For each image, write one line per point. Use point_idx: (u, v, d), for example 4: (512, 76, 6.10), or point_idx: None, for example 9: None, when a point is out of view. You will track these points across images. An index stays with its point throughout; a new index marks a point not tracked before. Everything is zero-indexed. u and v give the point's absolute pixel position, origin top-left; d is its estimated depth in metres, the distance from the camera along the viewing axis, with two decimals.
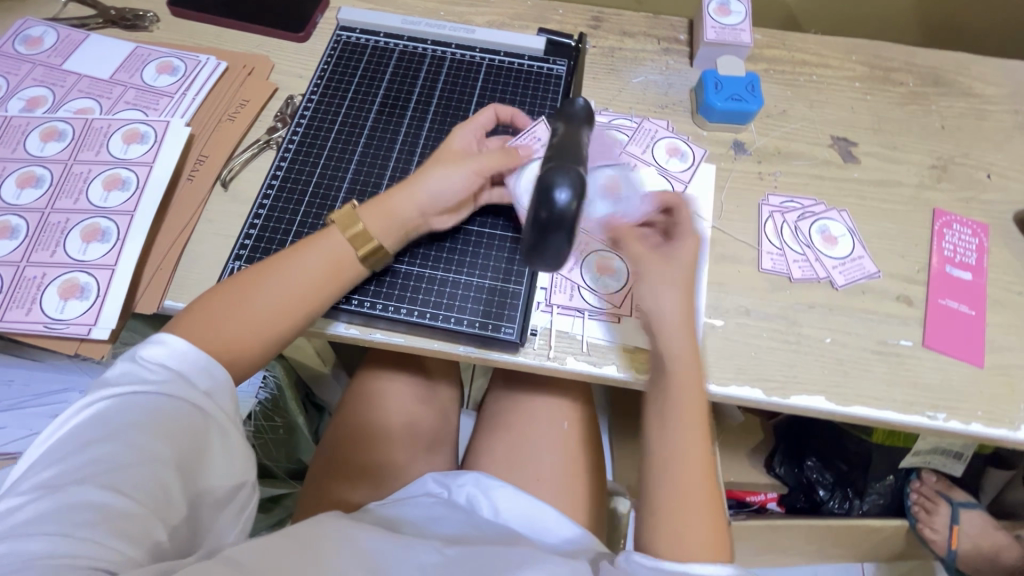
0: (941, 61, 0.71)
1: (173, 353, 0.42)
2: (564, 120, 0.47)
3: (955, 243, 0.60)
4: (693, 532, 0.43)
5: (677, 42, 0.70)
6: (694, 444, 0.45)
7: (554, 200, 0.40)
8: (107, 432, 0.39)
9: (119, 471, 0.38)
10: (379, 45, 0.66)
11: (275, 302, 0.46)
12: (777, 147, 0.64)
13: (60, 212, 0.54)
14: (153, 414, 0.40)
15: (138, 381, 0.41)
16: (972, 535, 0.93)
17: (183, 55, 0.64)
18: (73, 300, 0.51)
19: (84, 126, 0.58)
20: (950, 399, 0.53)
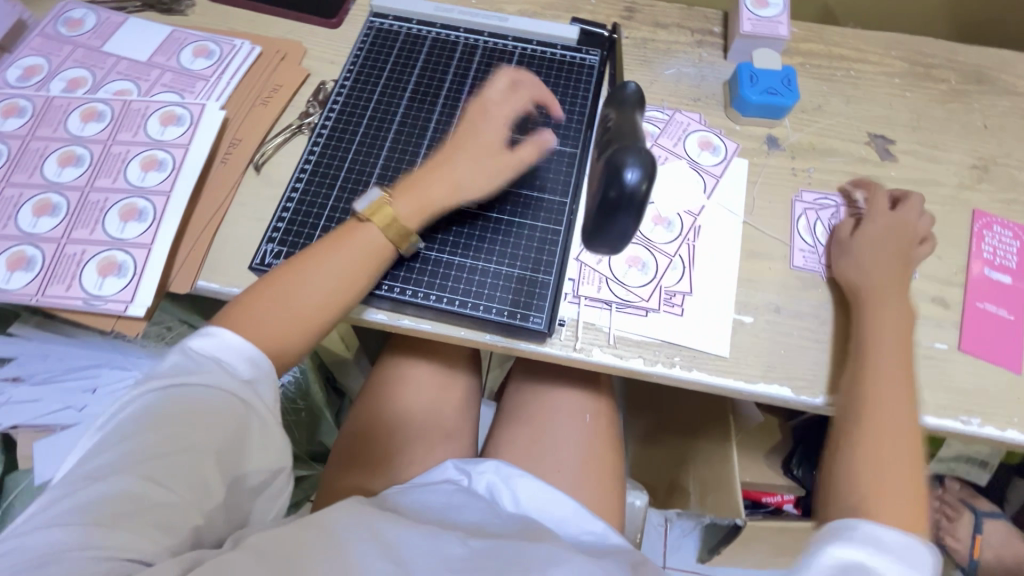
0: (985, 58, 0.69)
1: (217, 345, 0.44)
2: (617, 107, 0.50)
3: (995, 245, 0.58)
4: (888, 500, 0.43)
5: (711, 34, 0.69)
6: (900, 416, 0.46)
7: (624, 179, 0.42)
8: (152, 421, 0.40)
9: (161, 461, 0.39)
10: (411, 32, 0.66)
11: (319, 295, 0.48)
12: (812, 143, 0.63)
13: (99, 190, 0.55)
14: (195, 403, 0.41)
15: (181, 372, 0.42)
16: (996, 545, 0.91)
17: (219, 39, 0.65)
18: (111, 277, 0.52)
19: (122, 108, 0.59)
20: (984, 404, 0.52)
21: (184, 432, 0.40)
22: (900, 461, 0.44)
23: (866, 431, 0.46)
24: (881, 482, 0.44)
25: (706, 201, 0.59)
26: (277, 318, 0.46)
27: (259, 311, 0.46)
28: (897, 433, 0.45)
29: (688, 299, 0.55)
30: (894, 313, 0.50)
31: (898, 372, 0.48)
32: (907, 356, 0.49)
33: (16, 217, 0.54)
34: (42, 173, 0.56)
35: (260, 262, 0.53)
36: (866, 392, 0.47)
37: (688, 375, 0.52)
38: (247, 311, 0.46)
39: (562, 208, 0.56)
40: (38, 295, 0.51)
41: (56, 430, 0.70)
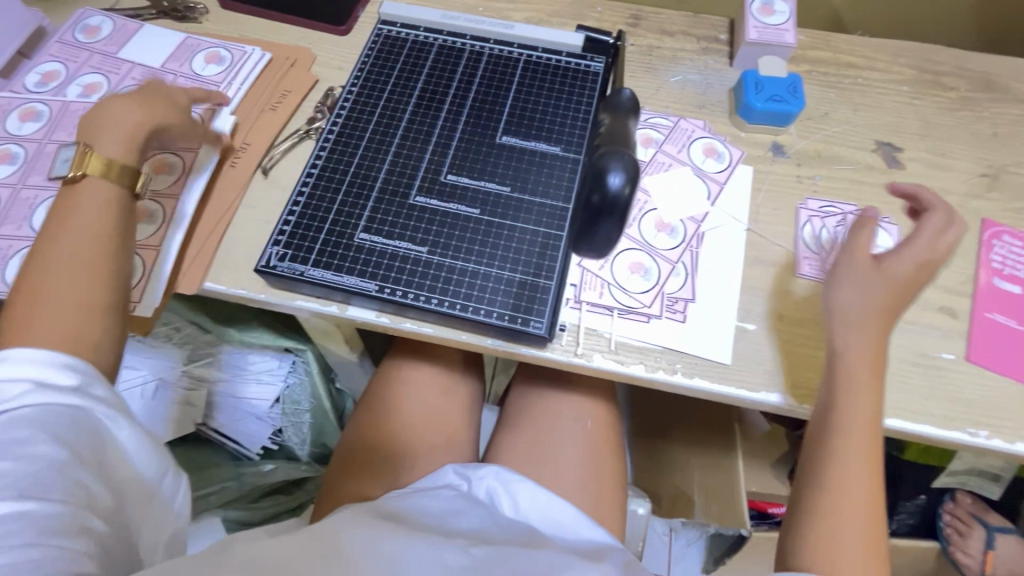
0: (996, 66, 0.68)
1: (31, 361, 0.40)
2: (609, 112, 0.50)
3: (1004, 254, 0.57)
4: (847, 545, 0.44)
5: (717, 41, 0.69)
6: (860, 468, 0.46)
7: (608, 184, 0.44)
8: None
9: (36, 483, 0.36)
10: (418, 39, 0.66)
11: (81, 261, 0.45)
12: (818, 150, 0.63)
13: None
14: (38, 423, 0.38)
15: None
16: (1008, 562, 0.89)
17: (231, 46, 0.66)
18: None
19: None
20: (992, 417, 0.51)
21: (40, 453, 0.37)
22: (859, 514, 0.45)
23: (824, 490, 0.46)
24: (835, 536, 0.45)
25: (710, 207, 0.59)
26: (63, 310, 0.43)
27: (30, 310, 0.43)
28: (853, 482, 0.46)
29: (691, 306, 0.54)
30: (865, 373, 0.47)
31: (863, 422, 0.46)
32: (874, 414, 0.47)
33: (29, 218, 0.55)
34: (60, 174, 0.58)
35: (266, 263, 0.54)
36: (828, 449, 0.47)
37: (690, 382, 0.52)
38: (33, 305, 0.43)
39: (565, 213, 0.57)
40: None
41: None
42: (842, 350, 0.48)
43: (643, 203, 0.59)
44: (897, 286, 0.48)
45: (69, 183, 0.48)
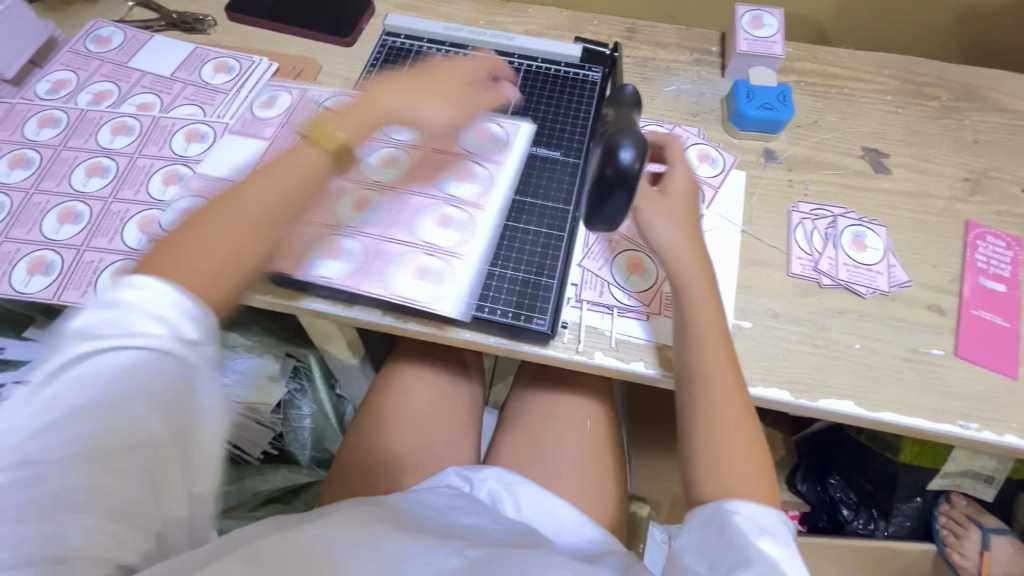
0: (975, 77, 0.72)
1: (154, 301, 0.36)
2: (615, 104, 0.55)
3: (988, 254, 0.59)
4: (733, 459, 0.46)
5: (709, 53, 0.72)
6: (727, 392, 0.48)
7: (619, 158, 0.49)
8: (39, 409, 0.32)
9: (105, 454, 0.34)
10: (421, 50, 0.69)
11: (248, 216, 0.43)
12: (808, 156, 0.65)
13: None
14: (130, 384, 0.34)
15: (133, 347, 0.34)
16: (1004, 563, 0.90)
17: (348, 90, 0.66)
18: (394, 272, 0.54)
19: (271, 133, 0.62)
20: (981, 410, 0.52)
21: (103, 417, 0.34)
22: (740, 434, 0.47)
23: (699, 422, 0.48)
24: (724, 459, 0.46)
25: (704, 210, 0.61)
26: (205, 250, 0.40)
27: (187, 246, 0.40)
28: (725, 408, 0.47)
29: None
30: (702, 301, 0.50)
31: (716, 350, 0.49)
32: (725, 340, 0.49)
33: (121, 231, 0.56)
34: (188, 184, 0.58)
35: None
36: (698, 379, 0.48)
37: None
38: (170, 248, 0.40)
39: (566, 215, 0.58)
40: (53, 299, 0.52)
41: None
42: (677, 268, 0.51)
43: None
44: (686, 197, 0.55)
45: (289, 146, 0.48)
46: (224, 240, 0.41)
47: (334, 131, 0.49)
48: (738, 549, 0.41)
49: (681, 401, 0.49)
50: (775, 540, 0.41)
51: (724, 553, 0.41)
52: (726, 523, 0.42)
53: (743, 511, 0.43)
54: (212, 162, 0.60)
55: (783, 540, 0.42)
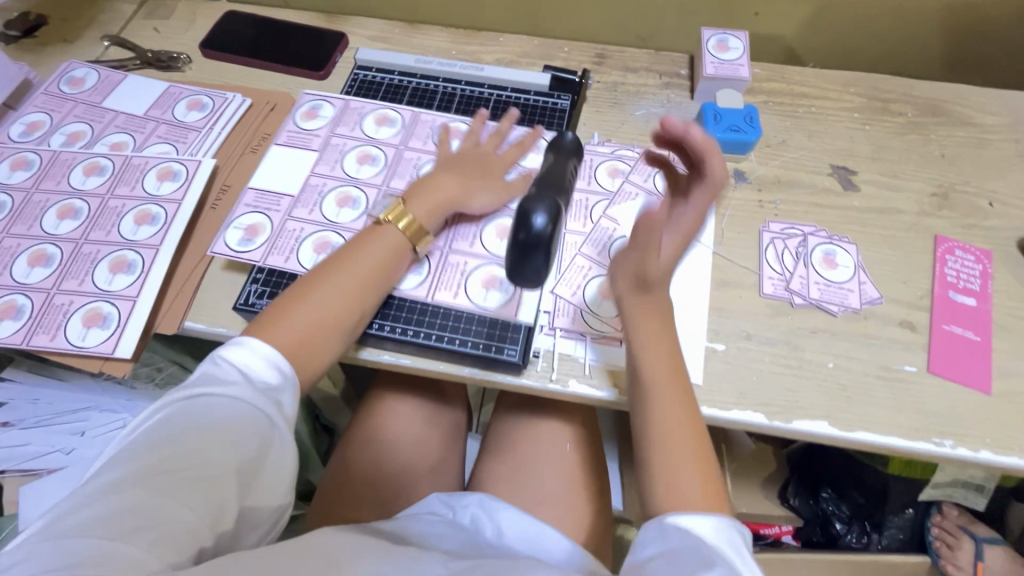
0: (941, 92, 0.73)
1: (253, 355, 0.46)
2: (554, 152, 0.58)
3: (958, 268, 0.60)
4: (686, 474, 0.45)
5: (678, 76, 0.73)
6: (675, 404, 0.48)
7: (533, 224, 0.50)
8: (158, 434, 0.42)
9: (171, 484, 0.40)
10: (393, 82, 0.70)
11: (329, 304, 0.50)
12: (777, 176, 0.66)
13: (296, 220, 0.59)
14: (223, 419, 0.43)
15: (231, 389, 0.44)
16: (998, 573, 0.90)
17: (397, 106, 0.67)
18: (493, 290, 0.56)
19: (321, 144, 0.64)
20: (956, 426, 0.52)
21: (180, 446, 0.42)
22: (693, 439, 0.46)
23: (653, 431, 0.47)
24: (676, 468, 0.45)
25: None
26: (302, 322, 0.49)
27: (283, 320, 0.48)
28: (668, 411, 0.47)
29: None
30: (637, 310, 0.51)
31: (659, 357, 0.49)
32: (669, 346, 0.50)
33: (297, 251, 0.57)
34: (244, 198, 0.60)
35: (244, 302, 0.55)
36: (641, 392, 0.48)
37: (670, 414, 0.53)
38: (278, 314, 0.49)
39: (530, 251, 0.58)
40: (23, 344, 0.52)
41: (38, 474, 0.73)
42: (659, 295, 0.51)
43: (611, 230, 0.61)
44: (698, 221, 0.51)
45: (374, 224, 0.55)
46: (309, 314, 0.49)
47: (408, 213, 0.55)
48: (694, 557, 0.40)
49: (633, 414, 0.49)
50: (727, 543, 0.41)
51: (683, 560, 0.40)
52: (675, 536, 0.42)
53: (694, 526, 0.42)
54: (263, 177, 0.61)
55: (732, 539, 0.42)
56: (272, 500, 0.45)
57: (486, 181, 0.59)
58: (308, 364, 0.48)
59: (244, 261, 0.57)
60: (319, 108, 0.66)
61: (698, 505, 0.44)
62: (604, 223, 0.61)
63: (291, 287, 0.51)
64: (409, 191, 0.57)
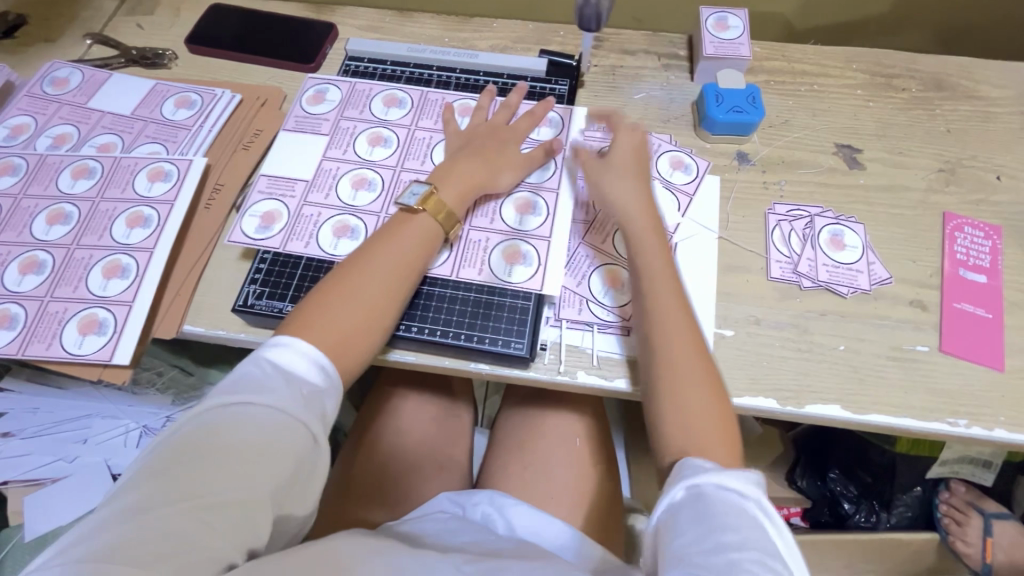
0: (944, 65, 0.71)
1: (293, 357, 0.44)
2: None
3: (968, 245, 0.59)
4: (705, 427, 0.46)
5: (677, 57, 0.72)
6: (682, 330, 0.49)
7: None
8: (191, 445, 0.40)
9: (203, 501, 0.38)
10: (385, 73, 0.68)
11: (373, 298, 0.49)
12: (781, 156, 0.65)
13: (312, 205, 0.57)
14: (257, 428, 0.41)
15: (266, 395, 0.42)
16: (1007, 547, 0.91)
17: (404, 86, 0.65)
18: (518, 265, 0.55)
19: (331, 128, 0.62)
20: (969, 404, 0.52)
21: (213, 460, 0.39)
22: (689, 354, 0.48)
23: (662, 360, 0.48)
24: (684, 402, 0.47)
25: (680, 218, 0.60)
26: (342, 313, 0.47)
27: (320, 311, 0.47)
28: (680, 341, 0.48)
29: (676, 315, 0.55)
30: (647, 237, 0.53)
31: (667, 288, 0.51)
32: (676, 281, 0.51)
33: (317, 235, 0.56)
34: (257, 185, 0.58)
35: (243, 303, 0.54)
36: (652, 307, 0.50)
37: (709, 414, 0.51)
38: (319, 305, 0.48)
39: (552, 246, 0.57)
40: (18, 354, 0.51)
41: (43, 483, 0.74)
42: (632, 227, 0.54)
43: None
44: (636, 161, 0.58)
45: (407, 211, 0.53)
46: (349, 305, 0.48)
47: (435, 198, 0.54)
48: (722, 515, 0.39)
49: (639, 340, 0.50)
50: (755, 504, 0.40)
51: (699, 513, 0.39)
52: (706, 484, 0.41)
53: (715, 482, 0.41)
54: (273, 164, 0.60)
55: (761, 501, 0.41)
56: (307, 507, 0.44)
57: (507, 159, 0.58)
58: (349, 358, 0.47)
59: (262, 248, 0.55)
60: (325, 92, 0.65)
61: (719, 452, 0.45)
62: None
63: (330, 272, 0.50)
64: (433, 178, 0.56)
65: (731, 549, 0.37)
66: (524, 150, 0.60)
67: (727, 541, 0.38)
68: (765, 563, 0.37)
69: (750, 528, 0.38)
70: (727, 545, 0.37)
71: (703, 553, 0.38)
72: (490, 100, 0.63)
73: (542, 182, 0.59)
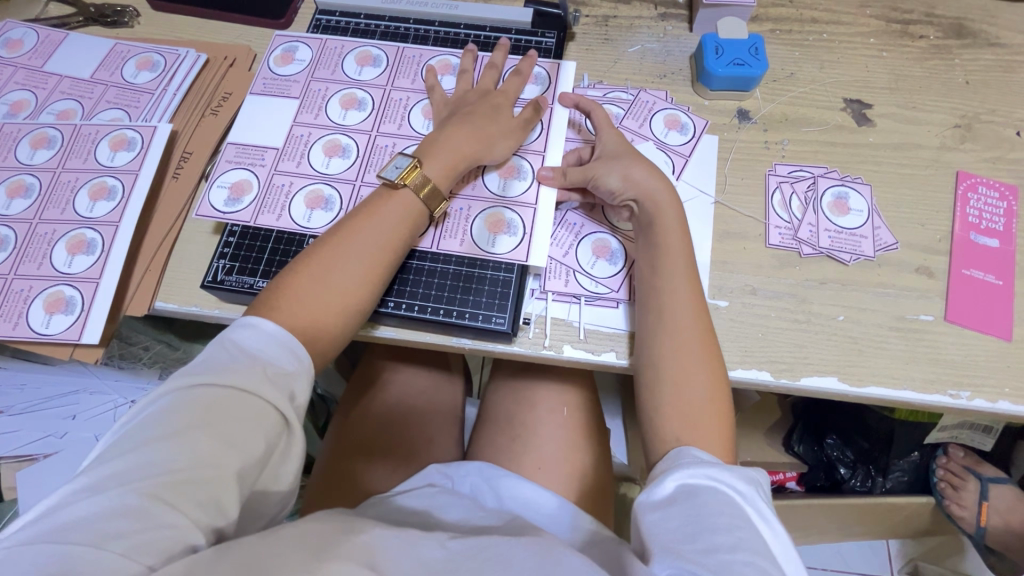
0: (966, 9, 0.65)
1: (264, 334, 0.42)
2: None
3: (981, 207, 0.55)
4: (704, 417, 0.44)
5: (675, 6, 0.66)
6: (682, 318, 0.46)
7: None
8: (157, 424, 0.37)
9: (168, 481, 0.35)
10: (359, 27, 0.63)
11: (349, 279, 0.46)
12: (784, 114, 0.60)
13: (283, 174, 0.54)
14: (225, 406, 0.38)
15: (233, 375, 0.39)
16: (1003, 511, 0.90)
17: (378, 43, 0.61)
18: (502, 235, 0.52)
19: (302, 91, 0.58)
20: (972, 376, 0.49)
21: (179, 438, 0.37)
22: (690, 343, 0.46)
23: (661, 345, 0.46)
24: (682, 389, 0.45)
25: (674, 181, 0.57)
26: (316, 295, 0.45)
27: (293, 291, 0.45)
28: (682, 325, 0.46)
29: None
30: (669, 213, 0.50)
31: (681, 272, 0.48)
32: (690, 259, 0.49)
33: (290, 207, 0.53)
34: (224, 154, 0.55)
35: (212, 279, 0.52)
36: (667, 285, 0.48)
37: None
38: (295, 286, 0.45)
39: None
40: None
41: (36, 458, 0.74)
42: (649, 204, 0.50)
43: None
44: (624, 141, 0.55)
45: (387, 188, 0.50)
46: (324, 288, 0.46)
47: (419, 171, 0.50)
48: (711, 512, 0.37)
49: (641, 325, 0.48)
50: (749, 501, 0.38)
51: (696, 508, 0.38)
52: (694, 479, 0.39)
53: (706, 479, 0.39)
54: (241, 130, 0.56)
55: (757, 501, 0.38)
56: (281, 489, 0.42)
57: (500, 126, 0.54)
58: (322, 342, 0.45)
59: (232, 222, 0.53)
60: (295, 51, 0.61)
61: (716, 442, 0.43)
62: None
63: (303, 251, 0.48)
64: (418, 150, 0.52)
65: (721, 548, 0.35)
66: (513, 111, 0.56)
67: (717, 541, 0.36)
68: (759, 565, 0.35)
69: (743, 527, 0.36)
70: (716, 545, 0.36)
71: (687, 546, 0.36)
72: (472, 60, 0.59)
73: (528, 144, 0.56)
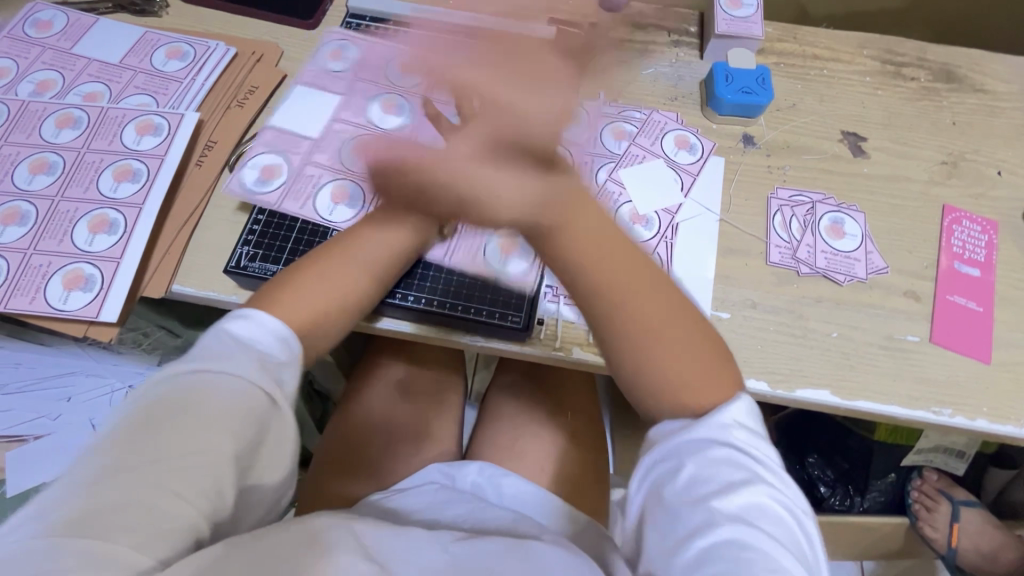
0: (954, 57, 0.71)
1: (255, 327, 0.42)
2: None
3: (964, 239, 0.59)
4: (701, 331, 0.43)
5: (687, 34, 0.70)
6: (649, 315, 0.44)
7: None
8: (147, 415, 0.37)
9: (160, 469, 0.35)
10: (388, 33, 0.65)
11: (349, 278, 0.48)
12: (787, 141, 0.64)
13: (315, 164, 0.56)
14: (217, 396, 0.38)
15: (224, 363, 0.39)
16: (972, 534, 0.93)
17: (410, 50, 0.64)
18: (513, 257, 0.54)
19: (344, 87, 0.61)
20: (954, 395, 0.53)
21: (171, 428, 0.36)
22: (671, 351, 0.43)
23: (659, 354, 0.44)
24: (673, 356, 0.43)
25: (683, 198, 0.60)
26: (317, 292, 0.46)
27: (296, 286, 0.46)
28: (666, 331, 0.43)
29: None
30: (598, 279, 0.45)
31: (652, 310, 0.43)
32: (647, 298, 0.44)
33: (314, 196, 0.55)
34: (262, 137, 0.57)
35: (235, 264, 0.52)
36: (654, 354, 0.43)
37: None
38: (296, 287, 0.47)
39: None
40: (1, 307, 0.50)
41: (25, 441, 0.70)
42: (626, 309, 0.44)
43: (618, 195, 0.59)
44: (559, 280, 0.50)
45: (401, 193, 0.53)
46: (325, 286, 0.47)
47: None
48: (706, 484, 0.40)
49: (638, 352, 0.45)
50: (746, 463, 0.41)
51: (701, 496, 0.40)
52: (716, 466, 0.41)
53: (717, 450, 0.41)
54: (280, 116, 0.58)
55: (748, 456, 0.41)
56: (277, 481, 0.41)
57: None
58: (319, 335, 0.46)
59: (257, 205, 0.54)
60: (346, 50, 0.64)
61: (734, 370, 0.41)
62: (611, 187, 0.60)
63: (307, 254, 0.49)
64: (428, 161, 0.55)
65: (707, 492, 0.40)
66: None
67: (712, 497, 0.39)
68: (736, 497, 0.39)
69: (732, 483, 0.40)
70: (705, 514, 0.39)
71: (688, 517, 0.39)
72: None
73: None
